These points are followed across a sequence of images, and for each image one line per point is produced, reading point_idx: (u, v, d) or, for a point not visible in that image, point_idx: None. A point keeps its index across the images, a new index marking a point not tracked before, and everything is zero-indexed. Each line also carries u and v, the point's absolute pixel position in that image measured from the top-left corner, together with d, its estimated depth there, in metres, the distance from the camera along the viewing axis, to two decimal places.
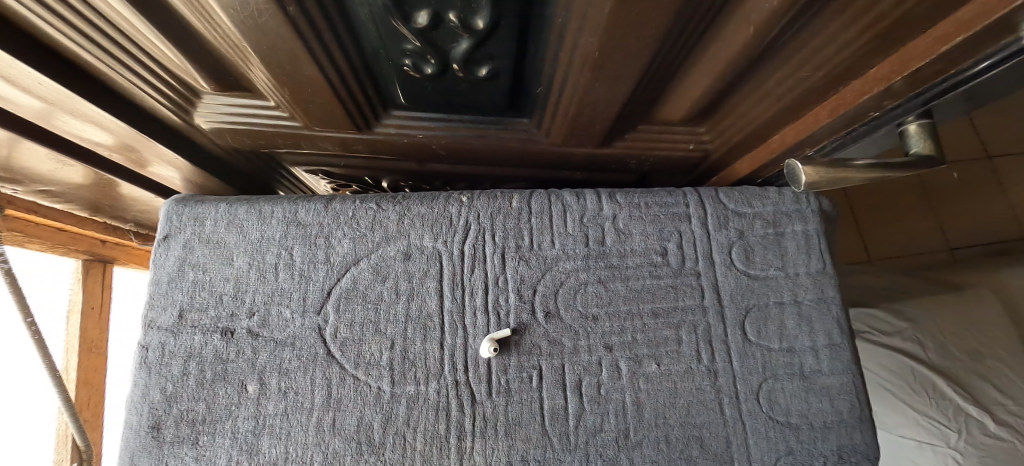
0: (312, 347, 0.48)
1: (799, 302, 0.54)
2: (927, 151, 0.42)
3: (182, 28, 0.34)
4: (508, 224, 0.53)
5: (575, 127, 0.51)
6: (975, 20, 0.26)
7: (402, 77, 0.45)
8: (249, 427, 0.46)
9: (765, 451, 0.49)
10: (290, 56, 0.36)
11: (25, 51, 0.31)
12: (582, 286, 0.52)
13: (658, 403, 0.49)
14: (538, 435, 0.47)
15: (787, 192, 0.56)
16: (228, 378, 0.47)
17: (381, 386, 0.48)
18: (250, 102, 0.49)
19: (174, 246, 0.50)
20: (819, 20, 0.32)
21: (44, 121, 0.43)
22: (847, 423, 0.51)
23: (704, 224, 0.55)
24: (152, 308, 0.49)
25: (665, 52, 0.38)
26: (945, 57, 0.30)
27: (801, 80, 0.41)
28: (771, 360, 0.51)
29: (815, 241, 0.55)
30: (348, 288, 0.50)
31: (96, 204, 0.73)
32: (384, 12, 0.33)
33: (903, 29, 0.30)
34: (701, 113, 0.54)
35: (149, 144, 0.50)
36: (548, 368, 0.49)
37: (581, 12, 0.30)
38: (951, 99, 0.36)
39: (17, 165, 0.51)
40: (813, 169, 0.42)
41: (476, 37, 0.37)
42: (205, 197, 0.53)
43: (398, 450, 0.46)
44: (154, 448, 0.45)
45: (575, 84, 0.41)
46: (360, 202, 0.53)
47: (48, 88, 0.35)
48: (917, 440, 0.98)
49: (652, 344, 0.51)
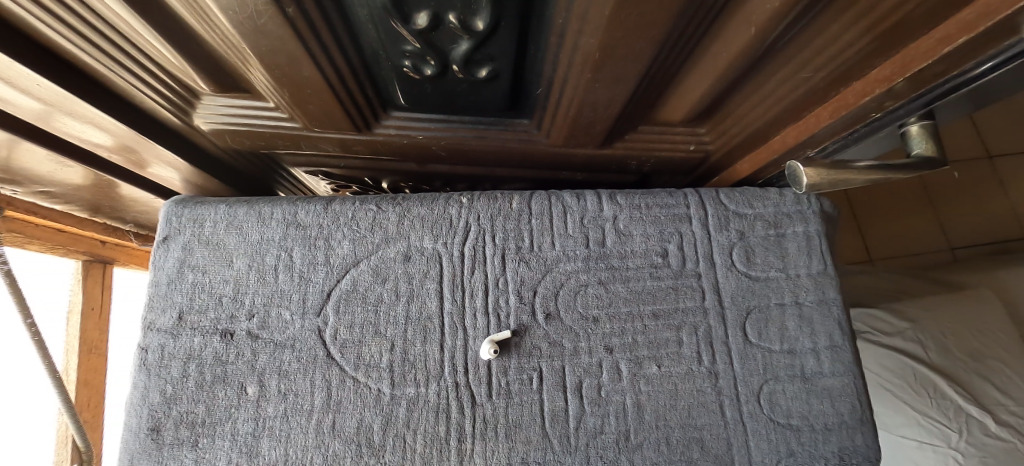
0: (312, 349, 0.48)
1: (800, 303, 0.53)
2: (928, 153, 0.42)
3: (180, 29, 0.34)
4: (508, 225, 0.53)
5: (576, 128, 0.51)
6: (978, 21, 0.26)
7: (402, 78, 0.45)
8: (249, 429, 0.46)
9: (766, 453, 0.48)
10: (289, 58, 0.36)
11: (23, 52, 0.31)
12: (582, 287, 0.52)
13: (658, 405, 0.49)
14: (538, 437, 0.47)
15: (788, 193, 0.56)
16: (227, 380, 0.47)
17: (381, 388, 0.48)
18: (249, 103, 0.49)
19: (174, 248, 0.50)
20: (821, 21, 0.32)
21: (43, 122, 0.43)
22: (848, 425, 0.50)
23: (704, 225, 0.55)
24: (152, 310, 0.49)
25: (666, 52, 0.37)
26: (948, 58, 0.30)
27: (803, 81, 0.41)
28: (772, 362, 0.51)
29: (816, 242, 0.55)
30: (348, 289, 0.50)
31: (95, 205, 0.73)
32: (384, 13, 0.33)
33: (905, 29, 0.30)
34: (702, 114, 0.54)
35: (149, 145, 0.50)
36: (548, 370, 0.49)
37: (582, 13, 0.30)
38: (954, 100, 0.36)
39: (17, 166, 0.51)
40: (815, 170, 0.42)
41: (477, 38, 0.36)
42: (205, 198, 0.53)
43: (398, 453, 0.46)
44: (154, 450, 0.45)
45: (575, 85, 0.40)
46: (360, 203, 0.52)
47: (46, 89, 0.35)
48: (918, 440, 0.98)
49: (653, 345, 0.51)
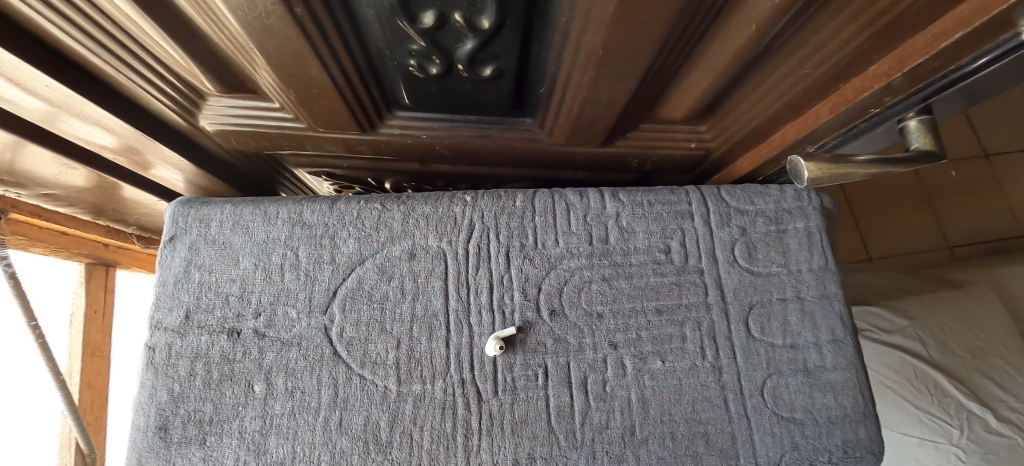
0: (318, 347, 0.49)
1: (803, 297, 0.54)
2: (927, 147, 0.42)
3: (189, 29, 0.35)
4: (513, 223, 0.53)
5: (578, 126, 0.51)
6: (974, 16, 0.27)
7: (407, 77, 0.45)
8: (257, 427, 0.46)
9: (771, 446, 0.49)
10: (296, 57, 0.36)
11: (32, 53, 0.31)
12: (586, 284, 0.52)
13: (662, 399, 0.49)
14: (545, 433, 0.47)
15: (788, 189, 0.57)
16: (235, 378, 0.47)
17: (387, 385, 0.48)
18: (254, 103, 0.50)
19: (180, 248, 0.50)
20: (819, 19, 0.33)
21: (49, 123, 0.43)
22: (851, 418, 0.51)
23: (706, 222, 0.55)
24: (158, 309, 0.49)
25: (667, 51, 0.38)
26: (946, 52, 0.30)
27: (801, 78, 0.42)
28: (775, 357, 0.52)
29: (817, 238, 0.55)
30: (354, 288, 0.50)
31: (98, 208, 0.73)
32: (391, 12, 0.34)
33: (902, 26, 0.31)
34: (702, 112, 0.54)
35: (154, 146, 0.50)
36: (554, 366, 0.50)
37: (584, 12, 0.30)
38: (950, 95, 0.37)
39: (22, 168, 0.52)
40: (814, 165, 0.43)
41: (481, 36, 0.37)
42: (211, 198, 0.53)
43: (405, 449, 0.46)
44: (162, 448, 0.45)
45: (577, 83, 0.41)
46: (365, 202, 0.53)
47: (54, 90, 0.36)
48: (920, 438, 0.97)
49: (656, 341, 0.51)
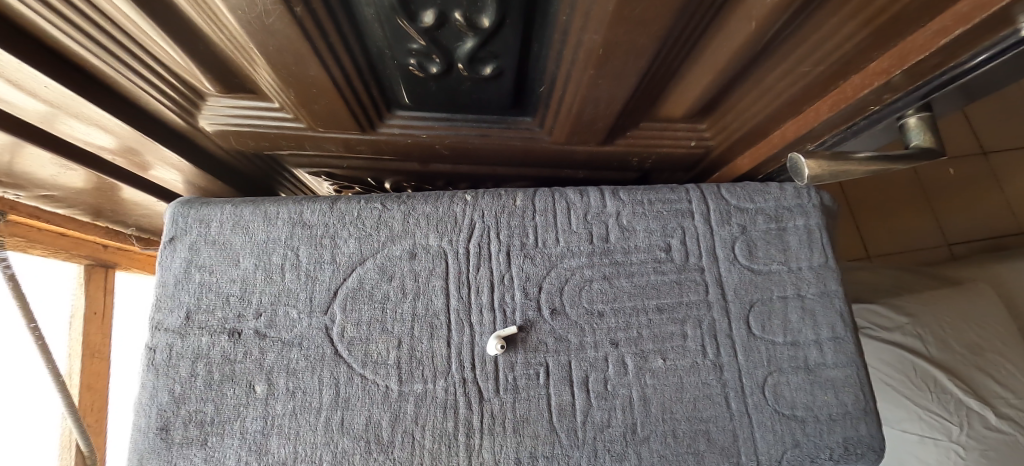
0: (320, 347, 0.48)
1: (803, 295, 0.54)
2: (927, 144, 0.43)
3: (188, 28, 0.35)
4: (513, 222, 0.53)
5: (578, 125, 0.51)
6: (973, 13, 0.27)
7: (407, 76, 0.45)
8: (257, 428, 0.46)
9: (772, 444, 0.49)
10: (296, 57, 0.36)
11: (30, 53, 0.31)
12: (587, 282, 0.52)
13: (664, 397, 0.49)
14: (546, 432, 0.47)
15: (788, 187, 0.57)
16: (236, 379, 0.47)
17: (388, 385, 0.48)
18: (254, 103, 0.50)
19: (181, 248, 0.50)
20: (819, 16, 0.33)
21: (48, 124, 0.43)
22: (851, 415, 0.51)
23: (706, 220, 0.55)
24: (159, 310, 0.49)
25: (667, 49, 0.38)
26: (945, 50, 0.31)
27: (801, 76, 0.41)
28: (775, 354, 0.52)
29: (817, 236, 0.56)
30: (355, 288, 0.50)
31: (97, 209, 0.73)
32: (391, 11, 0.34)
33: (902, 22, 0.31)
34: (702, 110, 0.54)
35: (153, 147, 0.50)
36: (555, 364, 0.50)
37: (584, 11, 0.30)
38: (949, 92, 0.37)
39: (20, 169, 0.51)
40: (815, 162, 0.43)
41: (481, 35, 0.37)
42: (210, 199, 0.53)
43: (406, 449, 0.46)
44: (162, 450, 0.45)
45: (577, 82, 0.41)
46: (366, 202, 0.53)
47: (53, 91, 0.35)
48: (920, 435, 0.97)
49: (657, 339, 0.51)
